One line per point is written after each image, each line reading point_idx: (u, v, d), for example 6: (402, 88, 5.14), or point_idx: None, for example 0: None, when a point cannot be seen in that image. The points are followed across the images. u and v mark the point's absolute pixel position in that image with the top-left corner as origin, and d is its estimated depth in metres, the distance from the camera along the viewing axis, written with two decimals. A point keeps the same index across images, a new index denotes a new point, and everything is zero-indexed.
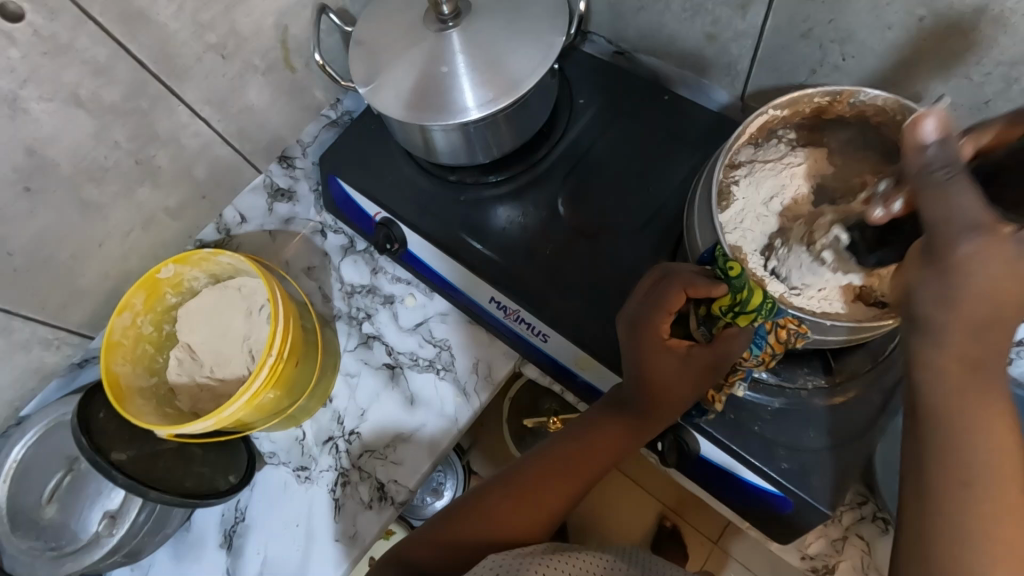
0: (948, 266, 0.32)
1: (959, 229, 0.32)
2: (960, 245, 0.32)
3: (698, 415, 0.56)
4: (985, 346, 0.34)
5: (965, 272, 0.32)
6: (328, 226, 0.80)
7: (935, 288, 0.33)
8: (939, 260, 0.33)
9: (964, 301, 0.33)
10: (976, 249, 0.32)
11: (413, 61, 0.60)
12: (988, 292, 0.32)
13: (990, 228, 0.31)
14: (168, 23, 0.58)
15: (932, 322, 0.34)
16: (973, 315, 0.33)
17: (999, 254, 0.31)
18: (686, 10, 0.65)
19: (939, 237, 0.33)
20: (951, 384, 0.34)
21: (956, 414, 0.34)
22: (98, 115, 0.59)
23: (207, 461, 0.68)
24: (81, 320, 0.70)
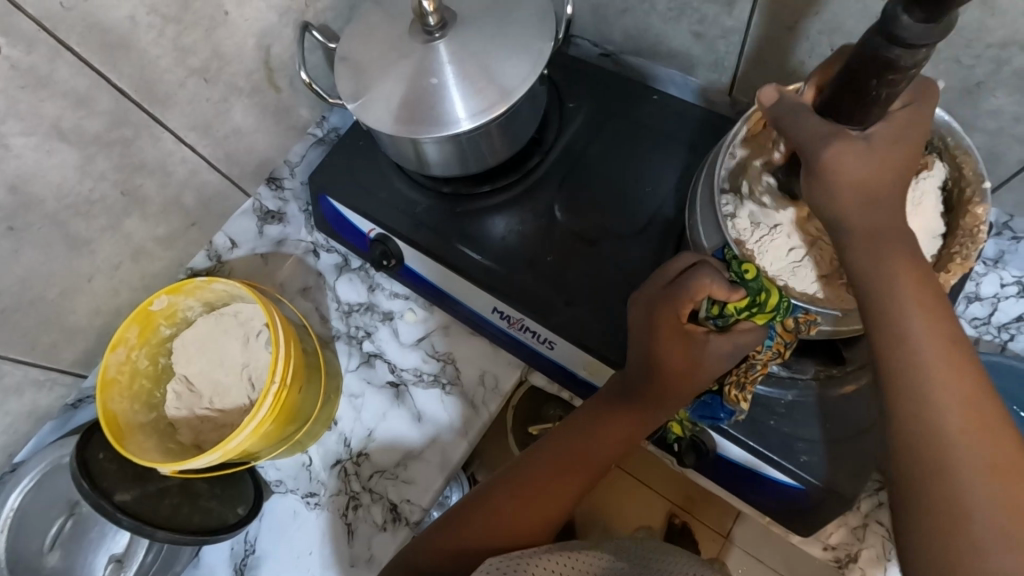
0: (820, 171, 0.41)
1: (815, 141, 0.41)
2: (824, 150, 0.40)
3: (727, 417, 0.55)
4: (885, 227, 0.41)
5: (835, 174, 0.40)
6: (320, 245, 0.78)
7: (821, 190, 0.41)
8: (818, 173, 0.41)
9: (842, 196, 0.41)
10: (835, 152, 0.40)
11: (401, 75, 0.60)
12: (854, 182, 0.40)
13: (841, 135, 0.40)
14: (149, 49, 0.57)
15: (836, 217, 0.42)
16: (851, 197, 0.41)
17: (852, 151, 0.40)
18: (672, 9, 0.66)
19: (811, 152, 0.41)
20: (867, 264, 0.41)
21: (884, 294, 0.40)
22: (81, 147, 0.57)
23: (214, 495, 0.66)
24: (73, 359, 0.68)
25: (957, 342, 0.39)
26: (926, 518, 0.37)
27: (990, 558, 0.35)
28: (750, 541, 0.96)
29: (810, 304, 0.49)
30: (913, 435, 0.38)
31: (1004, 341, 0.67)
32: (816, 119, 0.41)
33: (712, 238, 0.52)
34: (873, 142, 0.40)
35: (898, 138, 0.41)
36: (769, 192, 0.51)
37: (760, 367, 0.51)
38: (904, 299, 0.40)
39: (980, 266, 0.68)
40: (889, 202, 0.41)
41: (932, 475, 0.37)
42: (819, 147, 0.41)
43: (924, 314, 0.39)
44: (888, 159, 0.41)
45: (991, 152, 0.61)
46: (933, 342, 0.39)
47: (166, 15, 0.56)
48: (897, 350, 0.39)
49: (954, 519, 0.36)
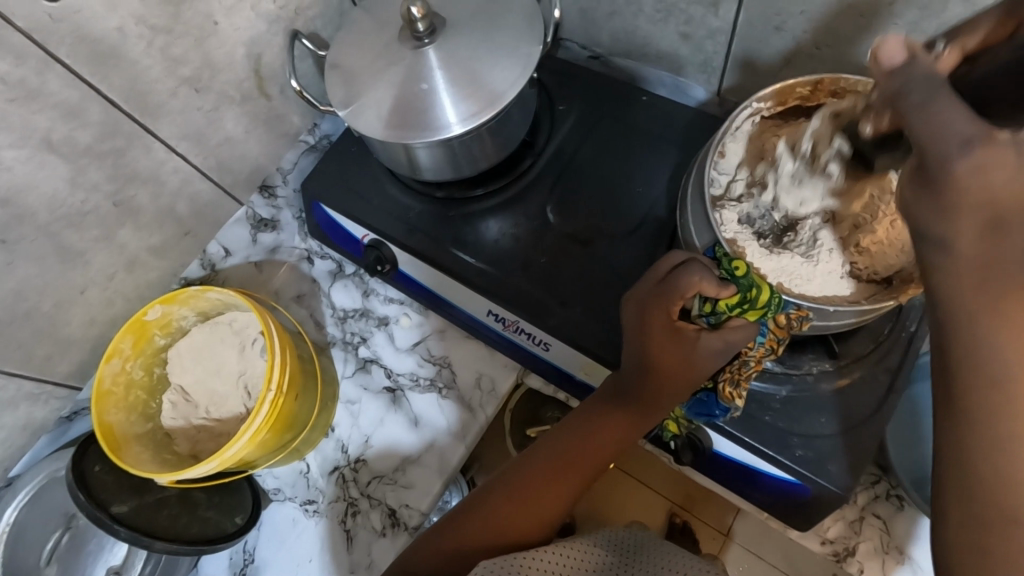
0: (944, 189, 0.28)
1: (945, 147, 0.27)
2: (956, 161, 0.27)
3: (722, 415, 0.55)
4: (1013, 250, 0.29)
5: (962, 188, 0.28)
6: (314, 252, 0.78)
7: (930, 207, 0.29)
8: (933, 184, 0.28)
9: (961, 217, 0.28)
10: (974, 163, 0.27)
11: (391, 81, 0.60)
12: (987, 204, 0.27)
13: (983, 137, 0.27)
14: (140, 60, 0.57)
15: (946, 239, 0.29)
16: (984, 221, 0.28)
17: (1004, 161, 0.27)
18: (659, 11, 0.66)
19: (935, 155, 0.28)
20: (969, 297, 0.30)
21: (974, 322, 0.30)
22: (72, 159, 0.57)
23: (212, 504, 0.66)
24: (68, 371, 0.68)
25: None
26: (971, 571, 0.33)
27: None
28: (751, 538, 0.96)
29: (803, 300, 0.49)
30: (978, 485, 0.32)
31: None
32: (956, 108, 0.28)
33: (703, 236, 0.52)
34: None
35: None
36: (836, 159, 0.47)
37: (754, 363, 0.51)
38: (1002, 333, 0.30)
39: None
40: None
41: (991, 535, 0.32)
42: (950, 152, 0.27)
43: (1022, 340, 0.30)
44: None
45: None
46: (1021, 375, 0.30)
47: (155, 25, 0.56)
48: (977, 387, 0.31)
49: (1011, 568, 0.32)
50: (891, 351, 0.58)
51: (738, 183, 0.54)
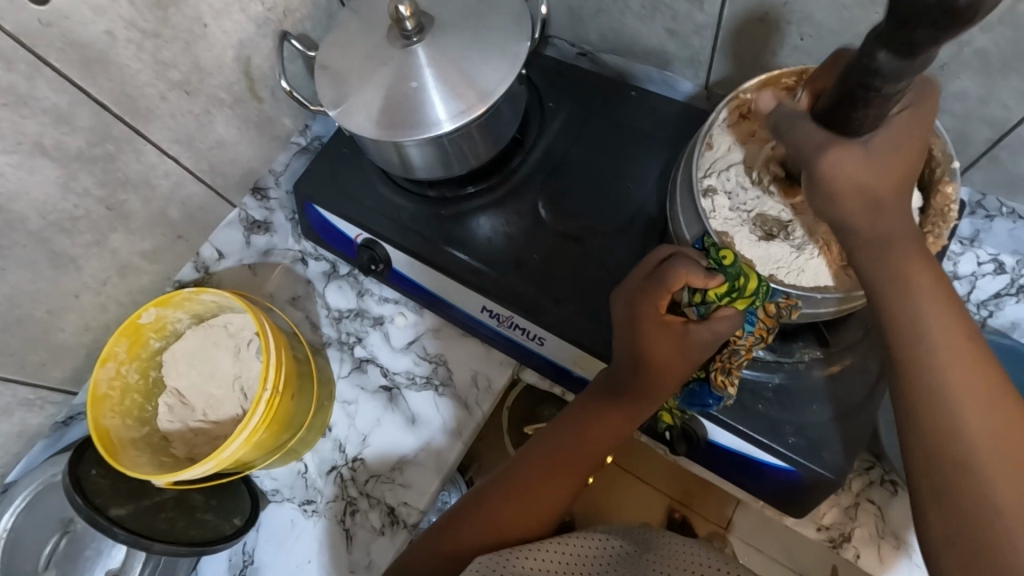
0: (818, 180, 0.42)
1: (812, 149, 0.42)
2: (822, 157, 0.42)
3: (715, 404, 0.55)
4: (889, 226, 0.42)
5: (832, 177, 0.41)
6: (308, 253, 0.78)
7: (824, 198, 0.42)
8: (817, 180, 0.42)
9: (842, 199, 0.42)
10: (834, 158, 0.41)
11: (381, 81, 0.60)
12: (851, 185, 0.41)
13: (836, 140, 0.41)
14: (130, 64, 0.57)
15: (847, 221, 0.42)
16: (855, 203, 0.41)
17: (851, 155, 0.41)
18: (645, 7, 0.67)
19: (808, 163, 0.42)
20: (873, 259, 0.42)
21: (889, 287, 0.41)
22: (63, 164, 0.57)
23: (210, 507, 0.66)
24: (62, 377, 0.68)
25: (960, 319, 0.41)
26: (937, 513, 0.39)
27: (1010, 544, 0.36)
28: (749, 532, 0.96)
29: (792, 289, 0.49)
30: (930, 421, 0.40)
31: (984, 318, 0.69)
32: (811, 126, 0.43)
33: (692, 227, 0.53)
34: (871, 149, 0.41)
35: (903, 141, 0.42)
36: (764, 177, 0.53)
37: (744, 351, 0.52)
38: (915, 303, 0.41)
39: (957, 246, 0.70)
40: (894, 204, 0.41)
41: (947, 475, 0.39)
42: (815, 153, 0.42)
43: (929, 295, 0.41)
44: (900, 153, 0.41)
45: (959, 134, 0.63)
46: (940, 323, 0.40)
47: (145, 29, 0.57)
48: (909, 334, 0.41)
49: (970, 501, 0.38)
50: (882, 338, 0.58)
51: (722, 173, 0.54)
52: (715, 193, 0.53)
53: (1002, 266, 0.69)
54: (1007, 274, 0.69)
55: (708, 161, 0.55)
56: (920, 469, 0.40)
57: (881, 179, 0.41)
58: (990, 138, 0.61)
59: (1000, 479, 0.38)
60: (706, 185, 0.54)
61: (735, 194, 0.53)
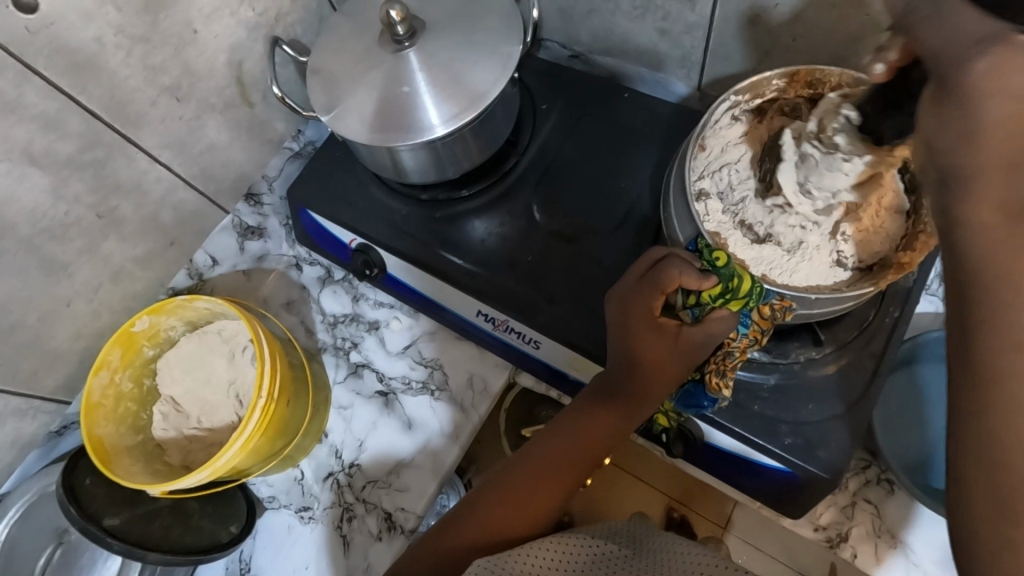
0: (959, 94, 0.28)
1: (960, 50, 0.28)
2: (974, 63, 0.28)
3: (710, 405, 0.55)
4: None
5: (980, 101, 0.27)
6: (302, 258, 0.78)
7: (944, 127, 0.28)
8: (951, 98, 0.28)
9: (984, 137, 0.27)
10: (989, 68, 0.27)
11: (373, 84, 0.60)
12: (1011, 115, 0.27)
13: (1001, 38, 0.27)
14: (119, 69, 0.57)
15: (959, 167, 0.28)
16: (1003, 149, 0.27)
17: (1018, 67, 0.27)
18: (637, 8, 0.67)
19: (947, 69, 0.29)
20: (998, 234, 0.27)
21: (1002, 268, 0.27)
22: (52, 171, 0.57)
23: (206, 514, 0.66)
24: (55, 386, 0.68)
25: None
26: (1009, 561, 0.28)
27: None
28: (748, 531, 0.97)
29: (785, 290, 0.49)
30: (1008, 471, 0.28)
31: None
32: (970, 13, 0.29)
33: (686, 229, 0.53)
34: None
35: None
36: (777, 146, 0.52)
37: (738, 353, 0.51)
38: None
39: None
40: None
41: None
42: (963, 58, 0.28)
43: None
44: None
45: None
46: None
47: (134, 35, 0.56)
48: (1003, 346, 0.27)
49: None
50: (875, 337, 0.58)
51: (715, 175, 0.54)
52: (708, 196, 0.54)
53: None
54: None
55: (701, 163, 0.55)
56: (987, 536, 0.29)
57: None
58: None
59: None
60: (698, 188, 0.54)
61: (729, 191, 0.54)
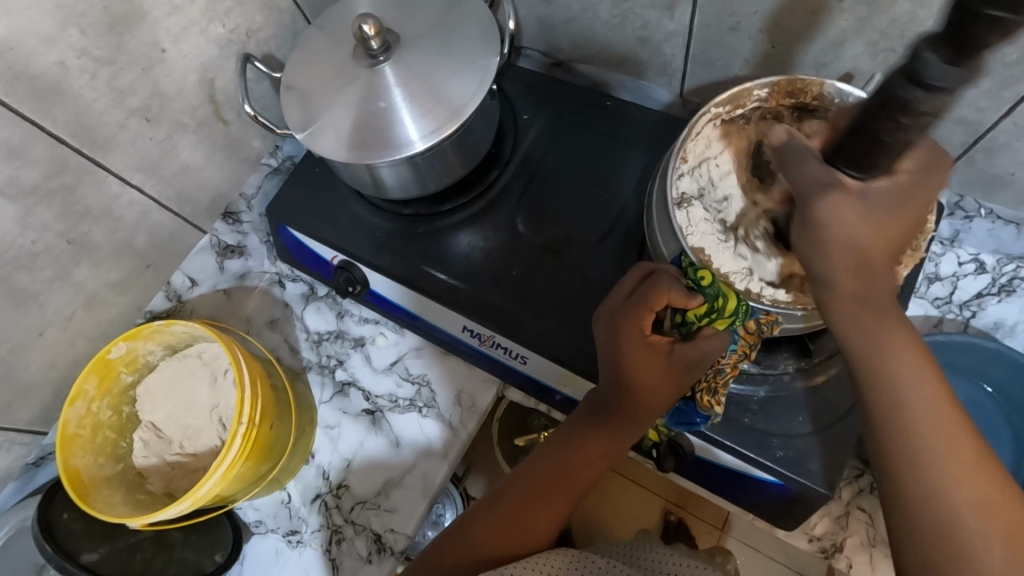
0: (812, 221, 0.40)
1: (812, 190, 0.40)
2: (817, 201, 0.40)
3: (703, 422, 0.54)
4: (873, 280, 0.41)
5: (826, 224, 0.40)
6: (284, 275, 0.77)
7: (809, 241, 0.41)
8: (808, 226, 0.41)
9: (833, 248, 0.40)
10: (831, 202, 0.39)
11: (350, 101, 0.59)
12: (845, 236, 0.40)
13: (838, 183, 0.39)
14: (84, 93, 0.56)
15: (818, 267, 0.41)
16: (846, 256, 0.40)
17: (849, 205, 0.39)
18: (616, 16, 0.66)
19: (805, 202, 0.41)
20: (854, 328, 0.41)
21: (861, 327, 0.41)
22: (17, 200, 0.55)
23: (190, 543, 0.65)
24: (30, 417, 0.66)
25: (937, 379, 0.41)
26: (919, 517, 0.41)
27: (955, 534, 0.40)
28: (746, 533, 0.96)
29: (770, 306, 0.49)
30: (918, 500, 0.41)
31: (966, 318, 0.69)
32: (815, 163, 0.41)
33: (669, 241, 0.52)
34: (871, 199, 0.39)
35: (900, 198, 0.40)
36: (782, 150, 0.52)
37: (729, 369, 0.51)
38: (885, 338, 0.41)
39: (937, 247, 0.69)
40: (880, 260, 0.41)
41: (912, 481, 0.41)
42: (814, 196, 0.40)
43: (899, 352, 0.41)
44: (899, 208, 0.40)
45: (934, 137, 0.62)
46: (913, 375, 0.41)
47: (98, 57, 0.55)
48: (871, 385, 0.41)
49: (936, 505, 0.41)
50: None
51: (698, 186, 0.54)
52: (692, 205, 0.53)
53: (983, 265, 0.69)
54: (988, 273, 0.69)
55: (685, 170, 0.54)
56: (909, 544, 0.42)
57: (875, 236, 0.40)
58: (965, 141, 0.61)
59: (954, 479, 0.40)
60: (680, 195, 0.53)
61: (710, 189, 0.54)
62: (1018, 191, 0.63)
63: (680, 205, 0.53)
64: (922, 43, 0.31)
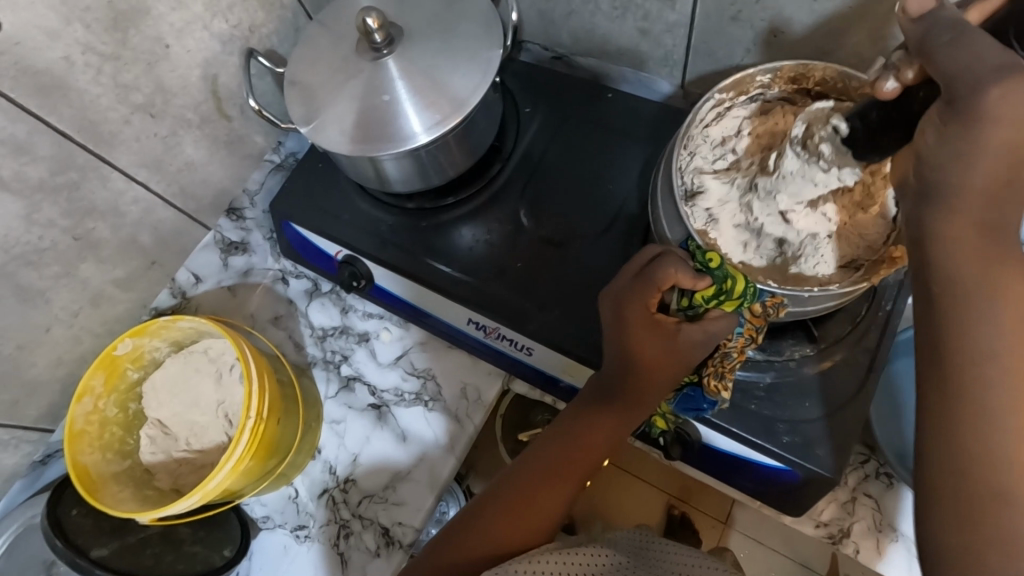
0: (968, 113, 0.32)
1: (979, 75, 0.32)
2: (984, 88, 0.32)
3: (710, 408, 0.55)
4: (996, 207, 0.34)
5: (980, 118, 0.32)
6: (288, 272, 0.77)
7: (951, 142, 0.34)
8: (956, 117, 0.33)
9: (982, 151, 0.33)
10: (999, 92, 0.31)
11: (353, 95, 0.59)
12: (1004, 137, 0.32)
13: (1013, 68, 0.31)
14: (89, 88, 0.56)
15: (947, 175, 0.35)
16: (986, 166, 0.33)
17: (1020, 95, 0.31)
18: (617, 8, 0.66)
19: (961, 91, 0.33)
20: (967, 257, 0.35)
21: (973, 260, 0.35)
22: (24, 197, 0.55)
23: (199, 539, 0.65)
24: (37, 415, 0.66)
25: None
26: (952, 488, 0.35)
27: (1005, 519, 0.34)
28: (749, 526, 0.96)
29: (777, 288, 0.49)
30: (969, 471, 0.35)
31: None
32: (986, 45, 0.33)
33: (675, 230, 0.53)
34: None
35: None
36: (829, 141, 0.44)
37: (736, 354, 0.51)
38: (992, 282, 0.34)
39: None
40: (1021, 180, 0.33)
41: (966, 446, 0.35)
42: (973, 84, 0.32)
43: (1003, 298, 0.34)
44: None
45: None
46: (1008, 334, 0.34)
47: (103, 53, 0.55)
48: (963, 324, 0.35)
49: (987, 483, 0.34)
50: (868, 331, 0.58)
51: (700, 180, 0.53)
52: (699, 202, 0.52)
53: None
54: None
55: (682, 168, 0.54)
56: (937, 506, 0.36)
57: None
58: None
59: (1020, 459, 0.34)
60: (686, 194, 0.53)
61: (706, 178, 0.53)
62: None
63: (691, 203, 0.52)
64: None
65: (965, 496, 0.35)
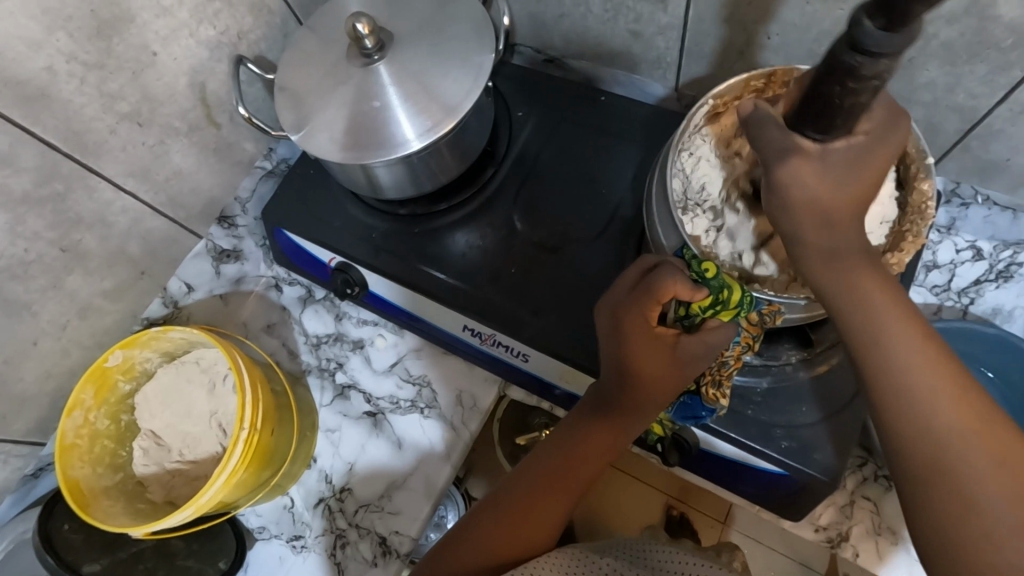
0: (775, 187, 0.39)
1: (775, 153, 0.39)
2: (781, 165, 0.38)
3: (708, 416, 0.54)
4: (844, 241, 0.39)
5: (788, 188, 0.38)
6: (281, 279, 0.76)
7: (775, 208, 0.40)
8: (773, 190, 0.39)
9: (800, 213, 0.39)
10: (791, 167, 0.38)
11: (343, 101, 0.59)
12: (813, 199, 0.38)
13: (798, 148, 0.38)
14: (73, 98, 0.55)
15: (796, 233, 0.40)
16: (813, 220, 0.39)
17: (811, 167, 0.38)
18: (608, 10, 0.66)
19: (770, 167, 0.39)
20: (837, 290, 0.40)
21: (851, 302, 0.39)
22: (9, 209, 0.54)
23: (192, 552, 0.64)
24: (27, 428, 0.66)
25: (943, 362, 0.39)
26: (939, 512, 0.38)
27: (987, 512, 0.37)
28: (748, 526, 0.96)
29: (773, 296, 0.49)
30: (942, 489, 0.38)
31: (965, 305, 0.69)
32: (774, 129, 0.39)
33: (670, 236, 0.52)
34: (830, 158, 0.38)
35: (863, 155, 0.38)
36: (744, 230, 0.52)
37: (732, 361, 0.51)
38: (884, 314, 0.39)
39: (935, 235, 0.70)
40: (852, 222, 0.39)
41: (932, 464, 0.38)
42: (772, 163, 0.39)
43: (896, 324, 0.39)
44: (860, 168, 0.38)
45: (929, 124, 0.62)
46: (918, 355, 0.38)
47: (87, 61, 0.54)
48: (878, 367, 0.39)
49: (963, 488, 0.37)
50: None
51: (689, 189, 0.54)
52: (691, 211, 0.53)
53: (980, 252, 0.69)
54: (985, 260, 0.69)
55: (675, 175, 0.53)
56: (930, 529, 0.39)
57: (843, 197, 0.38)
58: (960, 128, 0.61)
59: (976, 457, 0.37)
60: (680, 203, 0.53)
61: (695, 188, 0.54)
62: (1013, 175, 0.64)
63: (683, 212, 0.53)
64: (860, 10, 0.30)
65: (944, 510, 0.38)
